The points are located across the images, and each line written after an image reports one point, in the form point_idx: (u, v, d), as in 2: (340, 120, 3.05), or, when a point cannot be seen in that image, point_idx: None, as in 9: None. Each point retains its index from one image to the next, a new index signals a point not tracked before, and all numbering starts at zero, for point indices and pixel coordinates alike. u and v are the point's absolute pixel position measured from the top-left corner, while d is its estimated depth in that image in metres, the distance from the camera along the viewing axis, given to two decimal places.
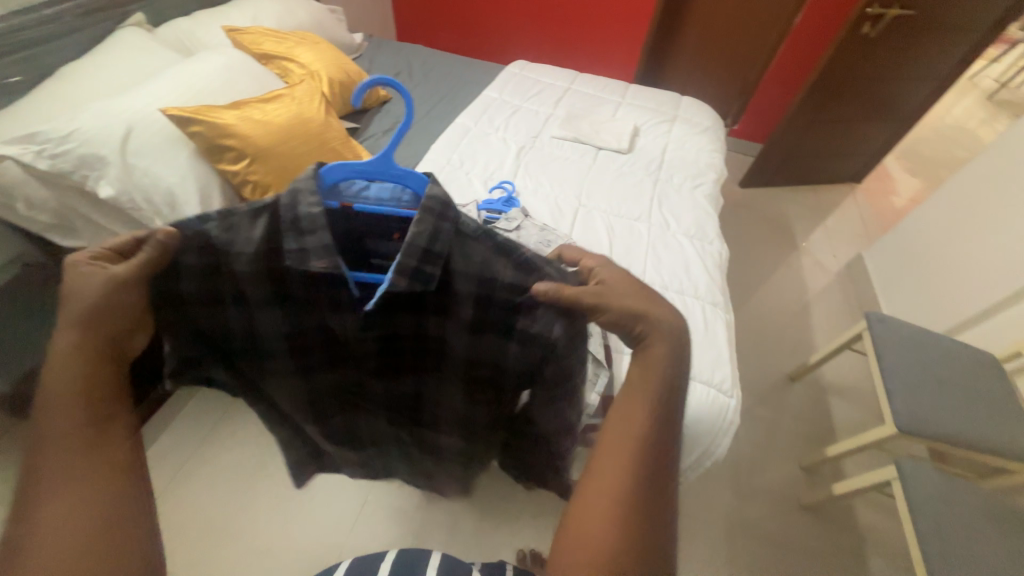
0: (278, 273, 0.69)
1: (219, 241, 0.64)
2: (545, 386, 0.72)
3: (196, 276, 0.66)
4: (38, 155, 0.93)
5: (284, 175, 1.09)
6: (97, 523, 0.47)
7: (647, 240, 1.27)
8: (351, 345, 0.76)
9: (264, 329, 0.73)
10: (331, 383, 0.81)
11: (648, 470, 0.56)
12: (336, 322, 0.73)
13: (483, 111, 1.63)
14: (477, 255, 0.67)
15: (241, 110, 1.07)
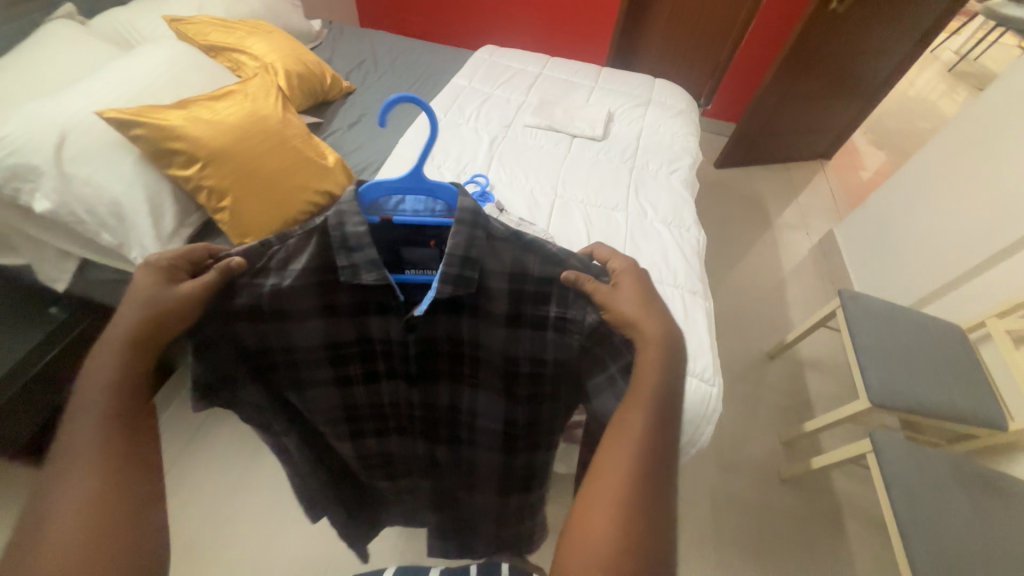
0: (325, 286, 0.68)
1: (268, 258, 0.64)
2: (590, 390, 0.71)
3: (244, 292, 0.65)
4: None
5: (242, 179, 1.03)
6: (108, 522, 0.44)
7: (626, 230, 1.25)
8: (393, 349, 0.75)
9: (306, 344, 0.71)
10: (372, 391, 0.81)
11: (651, 460, 0.55)
12: (380, 327, 0.73)
13: (453, 100, 1.57)
14: (509, 255, 0.68)
15: (188, 110, 0.99)
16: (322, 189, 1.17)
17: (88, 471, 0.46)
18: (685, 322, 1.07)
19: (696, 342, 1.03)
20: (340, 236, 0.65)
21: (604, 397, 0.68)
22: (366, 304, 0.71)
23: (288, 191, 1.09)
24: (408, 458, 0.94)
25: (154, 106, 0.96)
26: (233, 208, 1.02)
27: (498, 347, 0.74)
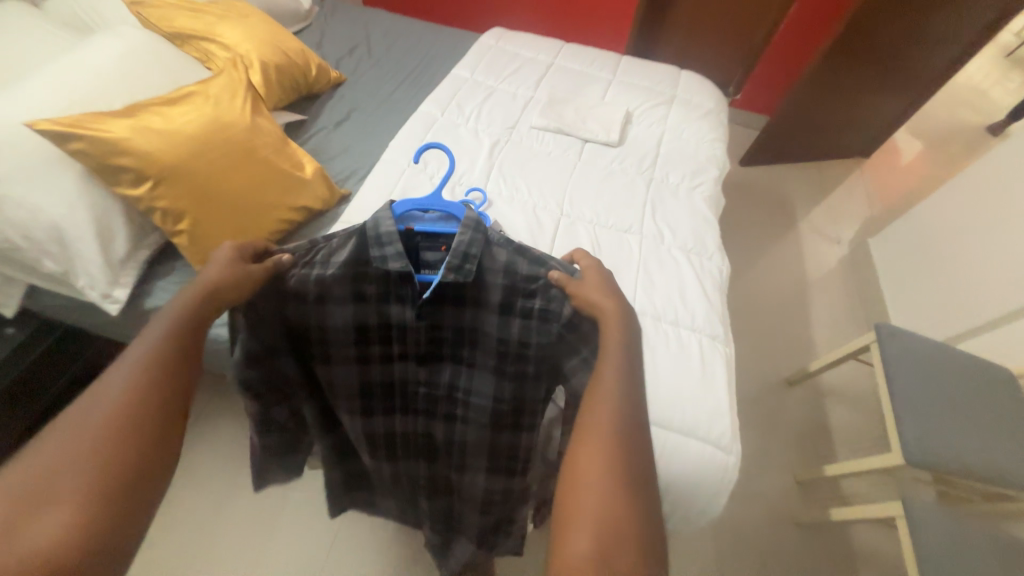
0: (359, 277, 0.74)
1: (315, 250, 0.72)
2: (569, 369, 0.75)
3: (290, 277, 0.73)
4: None
5: (201, 197, 0.90)
6: (125, 467, 0.47)
7: (639, 256, 1.11)
8: (406, 335, 0.79)
9: (336, 323, 0.77)
10: (386, 371, 0.84)
11: (626, 415, 0.60)
12: (396, 314, 0.78)
13: (451, 95, 1.41)
14: (504, 256, 0.74)
15: (137, 118, 0.86)
16: (299, 204, 1.04)
17: (122, 409, 0.50)
18: (701, 375, 0.93)
19: (713, 401, 0.90)
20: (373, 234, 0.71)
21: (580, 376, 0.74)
22: (388, 291, 0.77)
23: (257, 209, 0.97)
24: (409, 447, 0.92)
25: (95, 114, 0.83)
26: (192, 231, 0.90)
27: (497, 333, 0.78)
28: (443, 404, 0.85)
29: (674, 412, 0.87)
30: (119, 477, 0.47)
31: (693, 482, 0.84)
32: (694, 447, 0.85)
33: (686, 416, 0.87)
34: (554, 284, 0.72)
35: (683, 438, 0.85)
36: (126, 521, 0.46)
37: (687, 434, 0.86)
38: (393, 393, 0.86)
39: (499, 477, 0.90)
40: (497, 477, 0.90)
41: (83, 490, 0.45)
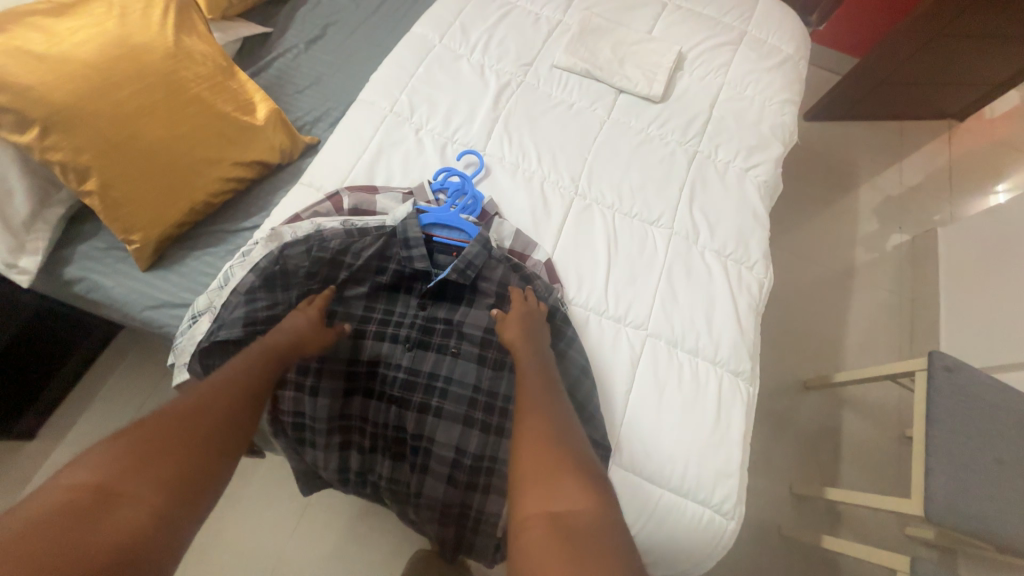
0: (381, 266, 0.76)
1: (346, 241, 0.74)
2: None
3: (317, 258, 0.73)
4: None
5: (108, 150, 0.71)
6: (200, 472, 0.49)
7: (663, 259, 0.89)
8: (402, 324, 0.75)
9: (350, 303, 0.75)
10: (376, 354, 0.73)
11: (556, 406, 0.61)
12: (400, 306, 0.77)
13: (455, 11, 1.09)
14: (500, 271, 0.76)
15: (11, 37, 0.65)
16: (247, 158, 0.83)
17: (213, 412, 0.54)
18: (715, 422, 0.77)
19: (723, 457, 0.76)
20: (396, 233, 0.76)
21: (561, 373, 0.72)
22: (398, 283, 0.77)
23: (191, 166, 0.78)
24: (370, 449, 0.73)
25: None
26: (106, 192, 0.72)
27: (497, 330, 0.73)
28: (420, 396, 0.71)
29: (674, 469, 0.74)
30: (192, 482, 0.48)
31: (685, 550, 0.73)
32: (690, 509, 0.73)
33: (688, 473, 0.74)
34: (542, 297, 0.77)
35: (679, 498, 0.73)
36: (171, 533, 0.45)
37: (685, 494, 0.73)
38: (366, 379, 0.73)
39: (456, 491, 0.70)
40: (455, 488, 0.69)
41: (162, 488, 0.46)
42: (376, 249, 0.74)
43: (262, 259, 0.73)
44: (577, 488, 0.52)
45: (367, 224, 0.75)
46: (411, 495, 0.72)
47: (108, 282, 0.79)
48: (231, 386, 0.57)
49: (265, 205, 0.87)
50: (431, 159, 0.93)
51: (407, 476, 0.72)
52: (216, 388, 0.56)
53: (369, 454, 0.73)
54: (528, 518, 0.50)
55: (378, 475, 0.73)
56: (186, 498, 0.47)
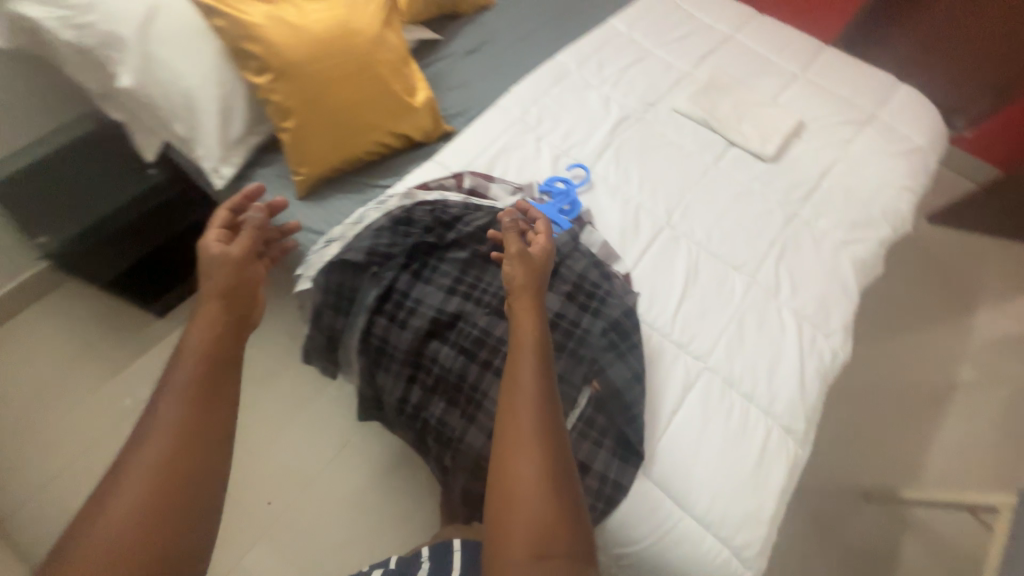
0: (480, 236, 0.88)
1: (460, 211, 0.89)
2: (605, 362, 0.76)
3: (435, 218, 0.88)
4: (64, 24, 0.86)
5: (308, 100, 0.91)
6: (194, 492, 0.47)
7: (738, 303, 0.92)
8: (484, 289, 0.84)
9: (449, 260, 0.86)
10: (457, 309, 0.83)
11: (545, 405, 0.59)
12: (487, 275, 0.86)
13: (595, 49, 1.23)
14: (581, 264, 0.84)
15: (274, 7, 0.88)
16: (398, 130, 1.01)
17: (190, 408, 0.50)
18: (755, 467, 0.78)
19: (754, 502, 0.75)
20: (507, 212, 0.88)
21: (617, 368, 0.76)
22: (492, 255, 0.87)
23: (357, 126, 0.96)
24: (430, 389, 0.82)
25: None
26: (295, 132, 0.93)
27: (566, 316, 0.79)
28: (485, 353, 0.80)
29: (701, 497, 0.75)
30: (188, 504, 0.46)
31: None
32: (709, 540, 0.73)
33: (715, 506, 0.74)
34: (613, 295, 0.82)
35: (701, 526, 0.74)
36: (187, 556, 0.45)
37: (707, 524, 0.74)
38: (443, 327, 0.83)
39: None
40: None
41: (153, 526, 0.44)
42: (484, 222, 0.87)
43: (395, 208, 0.89)
44: (546, 505, 0.53)
45: (482, 204, 0.91)
46: (452, 440, 0.80)
47: (272, 201, 0.99)
48: (195, 374, 0.52)
49: (399, 170, 1.04)
50: (544, 165, 1.05)
51: (456, 420, 0.80)
52: (179, 386, 0.51)
53: (428, 394, 0.82)
54: (493, 527, 0.53)
55: (431, 413, 0.82)
56: (185, 517, 0.46)
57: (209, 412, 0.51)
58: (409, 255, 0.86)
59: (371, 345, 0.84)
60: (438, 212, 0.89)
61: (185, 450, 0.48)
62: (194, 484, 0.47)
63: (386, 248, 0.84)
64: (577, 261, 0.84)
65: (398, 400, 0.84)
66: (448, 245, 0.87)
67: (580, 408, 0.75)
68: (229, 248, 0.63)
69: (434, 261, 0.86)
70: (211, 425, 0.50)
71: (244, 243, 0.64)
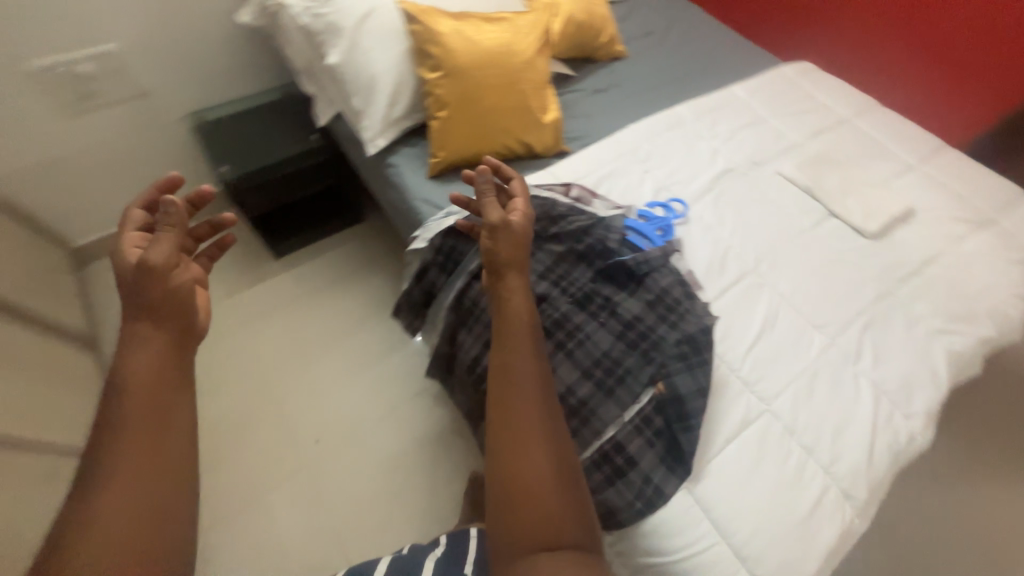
0: (578, 234, 0.96)
1: (565, 209, 0.99)
2: (671, 370, 0.81)
3: (541, 210, 0.99)
4: (305, 11, 1.13)
5: (463, 98, 1.09)
6: (170, 484, 0.51)
7: (812, 359, 0.92)
8: (571, 281, 0.92)
9: (545, 249, 0.96)
10: (542, 291, 0.91)
11: (544, 392, 0.61)
12: (575, 271, 0.94)
13: (713, 109, 1.34)
14: (666, 280, 0.91)
15: (459, 24, 1.09)
16: (524, 139, 1.16)
17: (144, 441, 0.51)
18: (803, 519, 0.76)
19: (795, 552, 0.74)
20: (611, 221, 0.99)
21: (683, 379, 0.80)
22: (585, 255, 0.95)
23: (493, 129, 1.13)
24: None
25: (435, 11, 1.08)
26: (443, 122, 1.11)
27: (643, 320, 0.86)
28: (559, 335, 0.87)
29: (740, 529, 0.74)
30: (159, 521, 0.48)
31: None
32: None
33: (754, 542, 0.73)
34: (692, 314, 0.87)
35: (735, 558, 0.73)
36: (174, 541, 0.49)
37: (742, 559, 0.73)
38: None
39: None
40: None
41: (140, 517, 0.47)
42: (585, 223, 0.97)
43: None
44: (553, 493, 0.55)
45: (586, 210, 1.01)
46: None
47: (407, 174, 1.16)
48: (151, 373, 0.54)
49: (515, 172, 1.18)
50: (645, 195, 1.14)
51: None
52: (121, 424, 0.51)
53: None
54: (501, 516, 0.55)
55: None
56: (157, 524, 0.48)
57: (160, 439, 0.52)
58: None
59: (463, 306, 0.96)
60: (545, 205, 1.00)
61: (144, 476, 0.49)
62: (164, 508, 0.49)
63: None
64: (663, 276, 0.92)
65: (472, 360, 0.93)
66: (547, 237, 0.97)
67: (639, 406, 0.79)
68: (151, 257, 0.58)
69: (532, 247, 0.96)
70: (165, 455, 0.51)
71: (168, 250, 0.60)
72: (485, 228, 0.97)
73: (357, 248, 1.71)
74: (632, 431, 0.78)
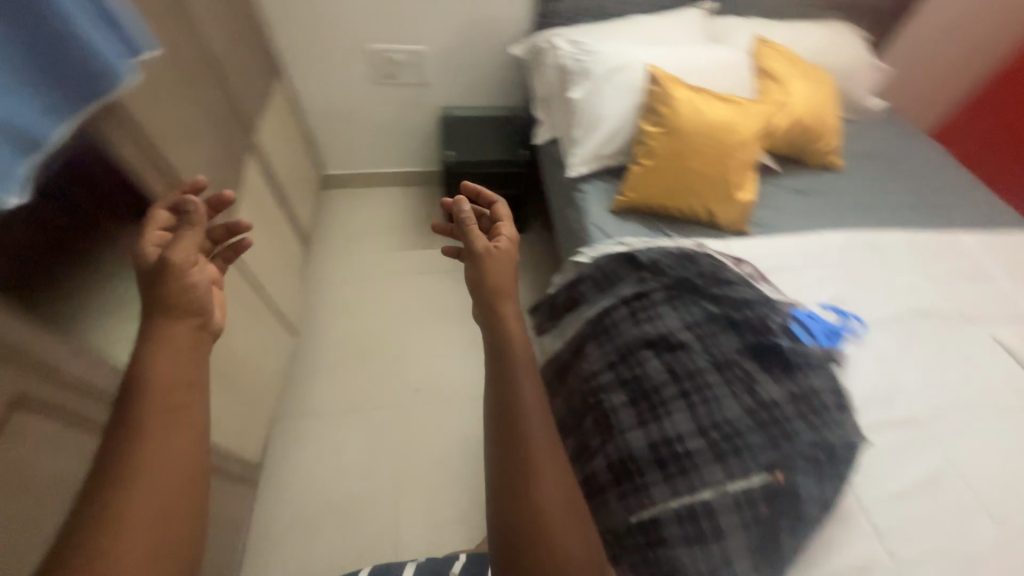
0: (738, 303, 0.99)
1: (733, 278, 1.03)
2: (795, 467, 0.78)
3: (710, 270, 1.04)
4: (569, 54, 1.37)
5: (670, 156, 1.21)
6: (179, 481, 0.51)
7: (974, 549, 0.77)
8: (715, 341, 0.93)
9: (701, 304, 0.99)
10: (684, 338, 0.93)
11: (548, 434, 0.60)
12: (722, 335, 0.94)
13: (926, 247, 1.23)
14: (817, 382, 0.88)
15: (693, 96, 1.22)
16: (710, 209, 1.23)
17: (156, 430, 0.53)
18: None
19: None
20: (778, 304, 1.00)
21: (806, 482, 0.77)
22: (739, 325, 0.95)
23: (685, 190, 1.22)
24: (621, 380, 0.94)
25: (676, 81, 1.24)
26: (644, 170, 1.23)
27: (780, 407, 0.84)
28: (685, 384, 0.88)
29: None
30: (171, 513, 0.49)
31: None
32: None
33: None
34: (834, 425, 0.84)
35: None
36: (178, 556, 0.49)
37: None
38: (663, 345, 0.94)
39: (647, 456, 0.83)
40: (651, 454, 0.83)
41: (151, 518, 0.48)
42: (750, 297, 0.99)
43: (687, 248, 1.09)
44: (567, 535, 0.54)
45: (755, 286, 1.03)
46: (613, 430, 0.89)
47: (592, 200, 1.30)
48: (162, 375, 0.56)
49: (688, 232, 1.25)
50: (818, 299, 1.10)
51: (626, 416, 0.89)
52: (138, 421, 0.52)
53: (616, 383, 0.94)
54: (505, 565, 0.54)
55: (608, 398, 0.93)
56: (166, 532, 0.48)
57: (171, 433, 0.53)
58: (674, 282, 1.03)
59: (602, 322, 1.03)
60: (715, 267, 1.04)
61: (157, 463, 0.51)
62: (171, 503, 0.50)
63: (665, 266, 1.04)
64: (817, 376, 0.90)
65: (591, 371, 0.99)
66: (706, 295, 1.01)
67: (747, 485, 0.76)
68: (172, 254, 0.63)
69: (688, 299, 1.00)
70: (168, 451, 0.52)
71: (187, 251, 0.65)
72: (652, 266, 1.05)
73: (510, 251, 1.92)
74: (731, 503, 0.75)
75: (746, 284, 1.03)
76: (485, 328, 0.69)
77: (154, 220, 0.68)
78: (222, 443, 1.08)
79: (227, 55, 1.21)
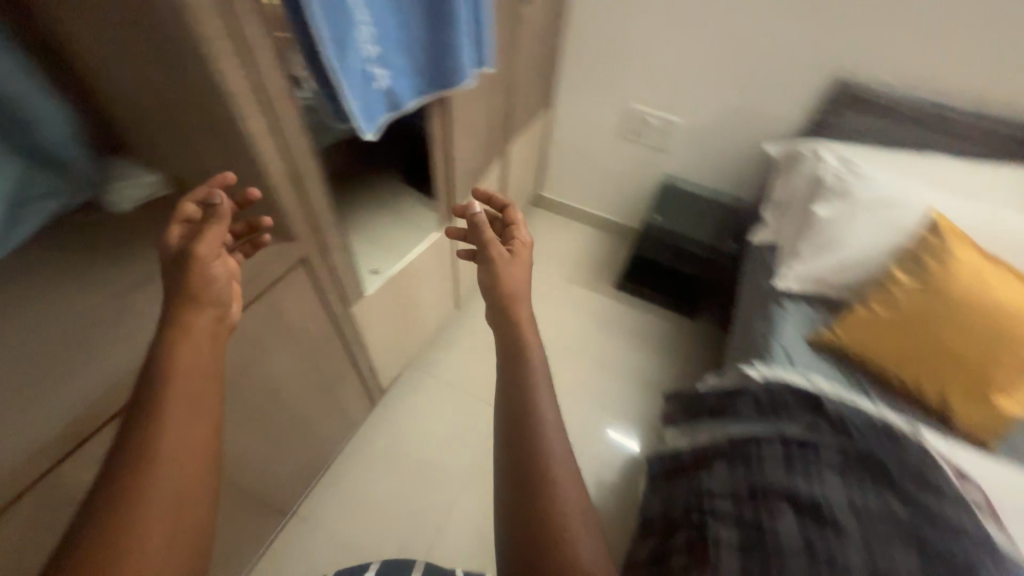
0: (939, 518, 0.77)
1: (945, 487, 0.81)
2: None
3: (914, 461, 0.84)
4: (830, 168, 1.26)
5: (917, 315, 1.01)
6: (195, 475, 0.50)
7: None
8: (887, 543, 0.75)
9: (882, 493, 0.82)
10: (843, 517, 0.78)
11: (559, 433, 0.59)
12: (896, 543, 0.75)
13: None
14: None
15: (980, 262, 1.01)
16: (946, 396, 0.98)
17: (177, 417, 0.51)
18: None
19: None
20: (1003, 557, 0.74)
21: None
22: (929, 545, 0.74)
23: (920, 360, 1.00)
24: (739, 514, 0.83)
25: (962, 239, 1.05)
26: (874, 316, 1.06)
27: None
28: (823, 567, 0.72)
29: None
30: (188, 500, 0.48)
31: None
32: None
33: None
34: None
35: None
36: (187, 546, 0.47)
37: None
38: (809, 508, 0.80)
39: None
40: None
41: (170, 512, 0.47)
42: (962, 521, 0.77)
43: (893, 422, 0.89)
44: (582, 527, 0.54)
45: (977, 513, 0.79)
46: (705, 562, 0.78)
47: (790, 319, 1.17)
48: (188, 365, 0.54)
49: (903, 413, 1.01)
50: None
51: (729, 554, 0.77)
52: (157, 403, 0.50)
53: (734, 514, 0.83)
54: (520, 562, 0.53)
55: (717, 526, 0.82)
56: (180, 526, 0.47)
57: (192, 423, 0.51)
58: (857, 451, 0.86)
59: (744, 445, 0.94)
60: (924, 461, 0.84)
61: (174, 448, 0.49)
62: (185, 490, 0.49)
63: (853, 427, 0.89)
64: None
65: (713, 488, 0.90)
66: (895, 487, 0.82)
67: None
68: (200, 246, 0.58)
69: (867, 479, 0.84)
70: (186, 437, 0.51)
71: (211, 249, 0.59)
72: (836, 420, 0.91)
73: (668, 329, 1.85)
74: None
75: (963, 503, 0.79)
76: (501, 339, 0.67)
77: (180, 202, 0.59)
78: (376, 360, 1.32)
79: (523, 83, 1.49)
